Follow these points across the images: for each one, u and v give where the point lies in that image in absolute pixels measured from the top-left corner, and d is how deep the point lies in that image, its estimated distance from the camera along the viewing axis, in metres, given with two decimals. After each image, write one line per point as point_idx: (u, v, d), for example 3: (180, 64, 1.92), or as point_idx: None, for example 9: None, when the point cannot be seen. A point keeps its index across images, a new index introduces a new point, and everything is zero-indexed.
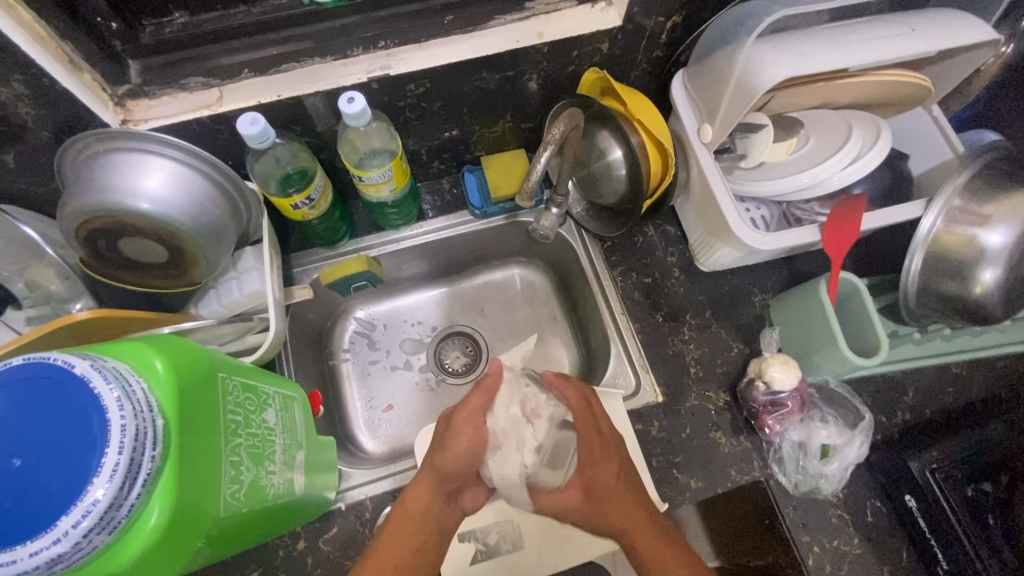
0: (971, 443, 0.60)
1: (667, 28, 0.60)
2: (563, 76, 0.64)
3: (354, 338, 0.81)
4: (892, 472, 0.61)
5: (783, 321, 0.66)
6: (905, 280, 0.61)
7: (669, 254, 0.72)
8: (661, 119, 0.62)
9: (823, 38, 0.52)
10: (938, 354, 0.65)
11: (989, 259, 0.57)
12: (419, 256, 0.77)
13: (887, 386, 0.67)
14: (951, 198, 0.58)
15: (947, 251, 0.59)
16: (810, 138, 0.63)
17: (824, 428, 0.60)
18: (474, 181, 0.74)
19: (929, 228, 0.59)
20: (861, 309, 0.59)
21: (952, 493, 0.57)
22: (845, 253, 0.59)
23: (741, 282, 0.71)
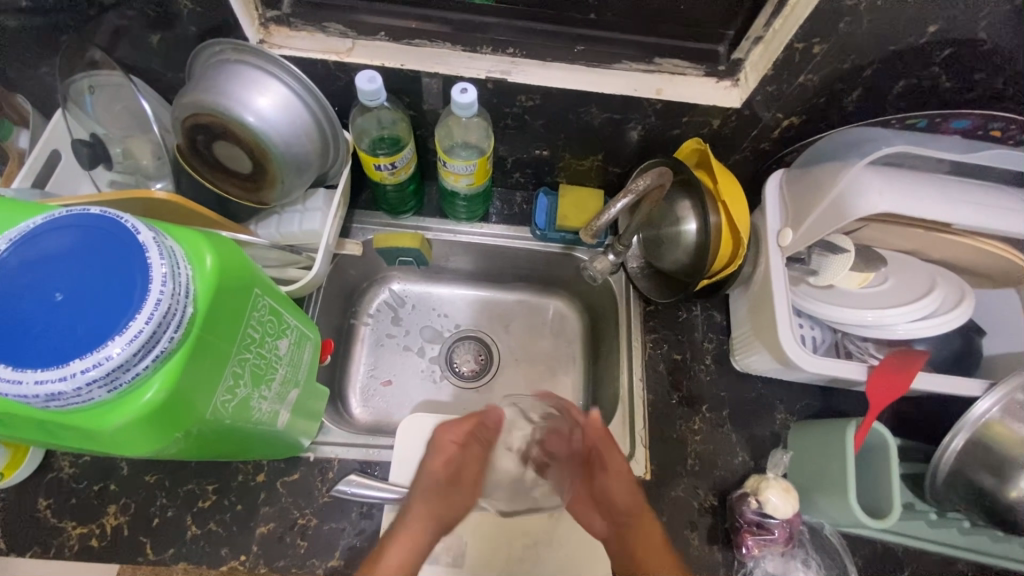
0: None
1: (782, 126, 0.61)
2: (665, 137, 0.64)
3: (380, 309, 0.82)
4: None
5: (798, 448, 0.63)
6: (941, 455, 0.57)
7: (707, 340, 0.71)
8: (746, 210, 0.62)
9: (934, 187, 0.51)
10: (946, 544, 0.61)
11: None
12: (470, 253, 0.79)
13: (883, 555, 0.62)
14: (1015, 390, 0.55)
15: (994, 442, 0.55)
16: (888, 279, 0.60)
17: (803, 572, 0.57)
18: (545, 204, 0.75)
19: (982, 412, 0.55)
20: (883, 466, 0.56)
21: None
22: (885, 404, 0.56)
23: (767, 393, 0.68)
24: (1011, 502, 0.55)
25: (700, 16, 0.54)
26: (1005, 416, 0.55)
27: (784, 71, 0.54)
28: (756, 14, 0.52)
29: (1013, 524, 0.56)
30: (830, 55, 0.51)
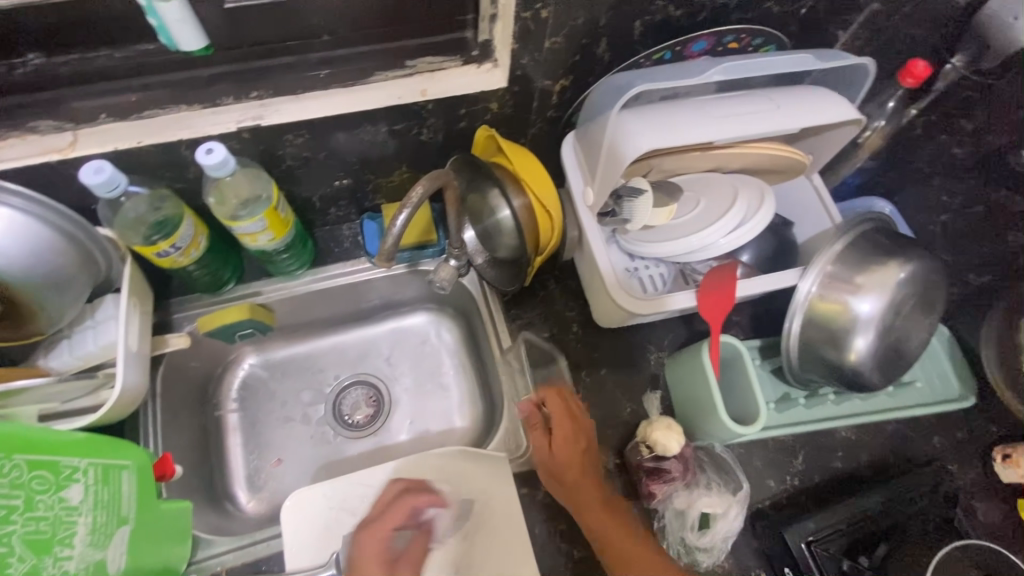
0: (849, 515, 0.61)
1: (556, 90, 0.61)
2: (455, 132, 0.64)
3: (245, 389, 0.76)
4: (774, 542, 0.62)
5: (675, 382, 0.66)
6: (786, 342, 0.61)
7: (569, 309, 0.72)
8: (551, 181, 0.63)
9: (692, 111, 0.53)
10: (826, 419, 0.65)
11: (861, 329, 0.59)
12: (316, 302, 0.75)
13: (777, 449, 0.67)
14: (825, 265, 0.59)
15: (825, 317, 0.59)
16: (698, 203, 0.63)
17: (706, 497, 0.59)
18: (374, 229, 0.71)
19: (804, 294, 0.60)
20: (743, 374, 0.60)
21: (827, 566, 0.58)
22: (723, 318, 0.60)
23: (636, 339, 0.70)
24: (854, 366, 0.60)
25: (433, 9, 0.53)
26: (825, 292, 0.59)
27: (529, 41, 0.54)
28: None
29: (863, 385, 0.61)
30: (560, 17, 0.52)
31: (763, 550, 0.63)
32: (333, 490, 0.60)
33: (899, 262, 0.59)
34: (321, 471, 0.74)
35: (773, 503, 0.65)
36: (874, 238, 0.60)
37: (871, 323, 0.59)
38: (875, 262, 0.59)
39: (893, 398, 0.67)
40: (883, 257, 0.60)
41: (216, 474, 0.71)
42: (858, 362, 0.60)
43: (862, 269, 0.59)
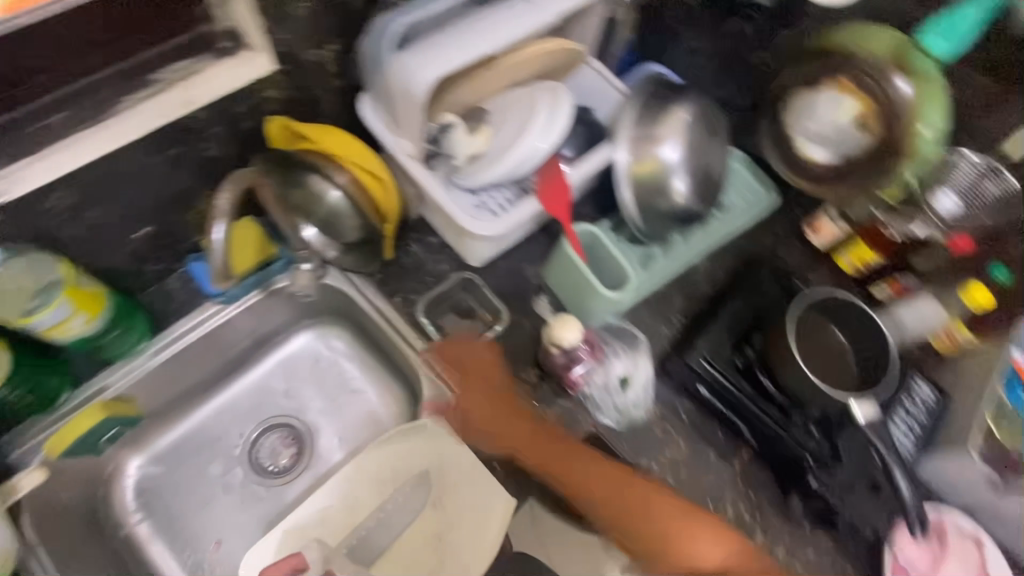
0: (733, 334, 0.88)
1: (329, 57, 0.76)
2: (241, 132, 0.77)
3: (145, 491, 0.90)
4: (683, 377, 0.90)
5: (568, 269, 0.87)
6: (626, 210, 0.88)
7: (439, 263, 0.92)
8: (348, 140, 0.79)
9: (451, 36, 0.70)
10: (683, 260, 0.96)
11: (675, 173, 0.86)
12: (188, 360, 0.89)
13: (640, 305, 0.97)
14: (620, 152, 0.88)
15: (654, 170, 0.84)
16: (515, 121, 0.81)
17: (620, 363, 0.85)
18: (200, 267, 0.85)
19: (619, 166, 0.87)
20: (608, 255, 0.90)
21: (734, 377, 0.86)
22: (569, 216, 0.86)
23: (512, 265, 0.95)
24: (680, 200, 0.86)
25: (172, 14, 0.66)
26: (640, 157, 0.87)
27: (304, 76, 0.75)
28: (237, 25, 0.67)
29: (691, 207, 0.89)
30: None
31: (678, 385, 0.91)
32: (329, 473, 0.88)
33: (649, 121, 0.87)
34: (253, 511, 0.93)
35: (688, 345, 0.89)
36: (653, 99, 0.88)
37: (682, 166, 0.88)
38: (659, 121, 0.86)
39: (724, 216, 0.98)
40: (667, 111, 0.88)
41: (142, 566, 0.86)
42: (685, 191, 0.86)
43: (657, 128, 0.86)
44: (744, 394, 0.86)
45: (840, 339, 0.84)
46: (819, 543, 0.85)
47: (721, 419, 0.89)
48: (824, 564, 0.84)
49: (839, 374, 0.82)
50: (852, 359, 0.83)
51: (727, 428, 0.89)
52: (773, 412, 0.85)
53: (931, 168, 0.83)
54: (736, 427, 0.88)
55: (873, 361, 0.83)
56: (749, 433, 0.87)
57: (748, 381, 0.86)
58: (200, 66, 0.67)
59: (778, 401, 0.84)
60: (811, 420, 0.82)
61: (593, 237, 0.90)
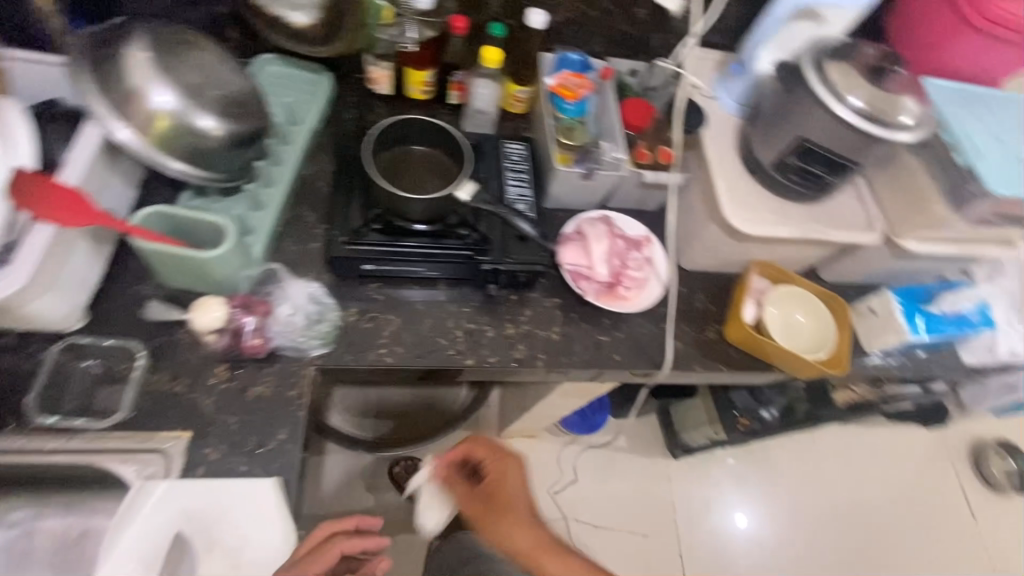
0: (347, 209, 0.94)
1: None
2: None
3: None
4: (346, 268, 0.93)
5: (168, 266, 0.82)
6: (179, 172, 0.85)
7: (38, 358, 0.81)
8: None
9: None
10: (285, 176, 1.00)
11: (188, 113, 0.83)
12: None
13: (281, 243, 0.97)
14: (122, 126, 0.79)
15: (161, 126, 0.81)
16: None
17: (282, 301, 0.87)
18: None
19: (131, 140, 0.80)
20: (190, 221, 0.83)
21: (374, 239, 0.92)
22: (110, 219, 0.75)
23: (121, 301, 0.86)
24: (214, 133, 0.85)
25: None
26: (147, 117, 0.80)
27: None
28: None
29: (232, 134, 0.87)
30: None
31: (351, 276, 0.94)
32: None
33: (113, 77, 0.79)
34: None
35: (328, 244, 0.91)
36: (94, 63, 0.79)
37: (184, 104, 0.82)
38: (126, 74, 0.79)
39: (296, 124, 1.06)
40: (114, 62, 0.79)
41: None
42: (209, 124, 0.84)
43: (125, 82, 0.79)
44: (394, 246, 0.93)
45: (423, 152, 0.97)
46: (531, 301, 1.01)
47: (400, 277, 0.96)
48: (544, 312, 1.01)
49: (438, 176, 0.95)
50: (445, 159, 0.97)
51: (408, 278, 0.97)
52: (422, 241, 0.94)
53: None
54: (410, 274, 0.96)
55: (453, 151, 0.96)
56: (421, 269, 0.95)
57: (386, 234, 0.93)
58: None
59: (421, 231, 0.94)
60: (454, 225, 0.95)
61: (171, 218, 0.83)
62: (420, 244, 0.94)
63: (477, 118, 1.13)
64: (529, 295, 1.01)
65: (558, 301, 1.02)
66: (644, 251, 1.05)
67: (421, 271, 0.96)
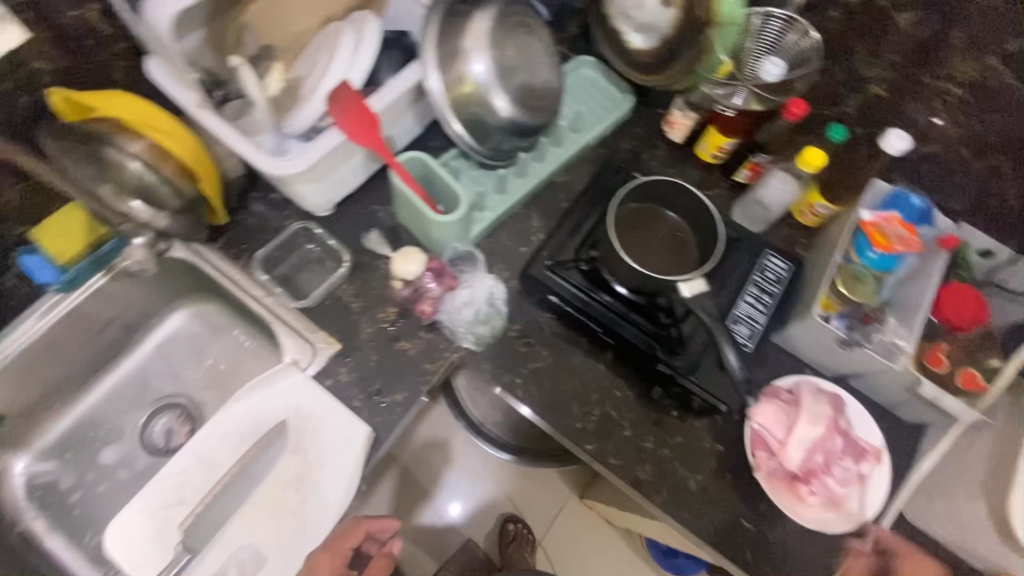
0: (569, 232, 0.87)
1: (92, 18, 0.74)
2: (20, 113, 0.74)
3: (32, 489, 0.92)
4: (533, 286, 0.88)
5: (404, 207, 0.90)
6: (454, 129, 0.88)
7: (284, 219, 0.93)
8: (133, 100, 0.77)
9: None
10: (537, 175, 0.99)
11: (490, 90, 0.86)
12: (37, 360, 0.88)
13: (500, 229, 0.98)
14: (434, 75, 0.84)
15: (463, 92, 0.85)
16: (319, 59, 0.85)
17: (465, 287, 0.86)
18: (36, 260, 0.83)
19: (436, 88, 0.85)
20: (438, 179, 0.88)
21: (572, 275, 0.86)
22: (380, 138, 0.80)
23: (362, 207, 0.96)
24: (502, 115, 0.87)
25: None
26: (457, 78, 0.85)
27: (64, 40, 0.73)
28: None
29: (519, 122, 0.89)
30: None
31: (535, 295, 0.90)
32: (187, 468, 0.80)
33: (458, 30, 0.84)
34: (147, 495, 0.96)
35: (532, 258, 0.87)
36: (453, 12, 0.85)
37: (493, 81, 0.86)
38: (464, 32, 0.84)
39: (576, 131, 1.04)
40: (463, 17, 0.84)
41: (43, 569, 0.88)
42: (505, 107, 0.87)
43: (461, 38, 0.84)
44: (586, 293, 0.85)
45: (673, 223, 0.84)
46: (694, 430, 0.86)
47: (575, 324, 0.89)
48: (701, 451, 0.85)
49: (674, 258, 0.82)
50: (691, 239, 0.84)
51: (584, 330, 0.89)
52: (616, 306, 0.84)
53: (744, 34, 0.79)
54: (591, 329, 0.88)
55: (703, 239, 0.83)
56: (601, 330, 0.86)
57: (591, 280, 0.86)
58: None
59: (621, 296, 0.84)
60: (660, 310, 0.83)
61: (427, 168, 0.89)
62: (617, 308, 0.84)
63: (756, 210, 0.99)
64: (693, 423, 0.86)
65: (721, 447, 0.85)
66: (861, 465, 0.80)
67: (600, 333, 0.87)
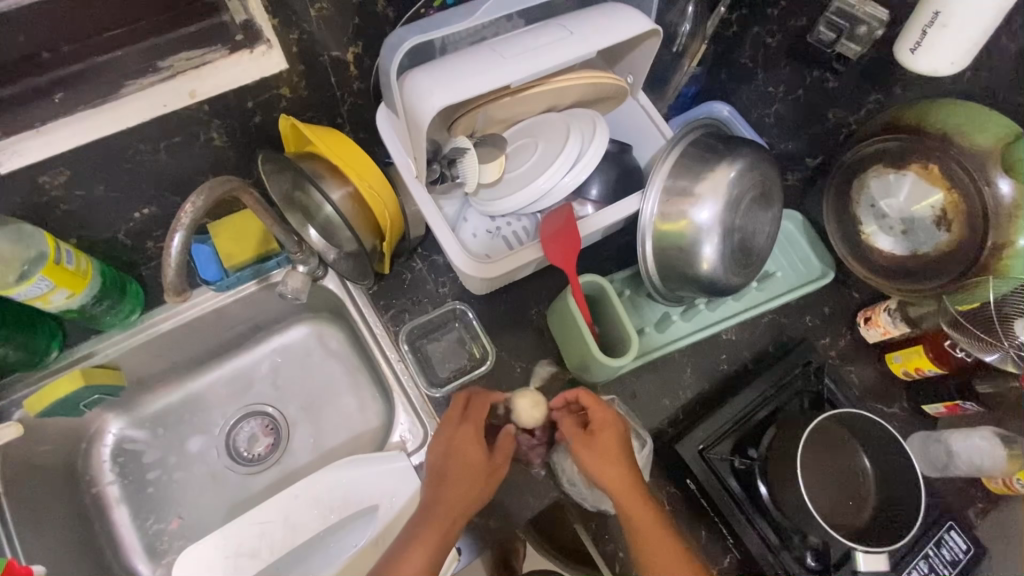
0: (732, 419, 0.79)
1: (350, 59, 0.72)
2: (252, 127, 0.74)
3: (119, 452, 0.93)
4: (672, 460, 0.80)
5: (561, 326, 0.83)
6: (645, 262, 0.80)
7: (439, 284, 0.89)
8: (356, 147, 0.76)
9: (481, 61, 0.64)
10: (703, 328, 0.88)
11: (701, 242, 0.78)
12: (171, 341, 0.88)
13: (649, 371, 0.89)
14: (652, 209, 0.78)
15: (673, 234, 0.78)
16: (538, 152, 0.81)
17: None
18: (207, 252, 0.84)
19: (648, 217, 0.78)
20: (613, 312, 0.81)
21: (721, 467, 0.77)
22: (573, 252, 0.78)
23: (519, 299, 0.89)
24: (705, 272, 0.80)
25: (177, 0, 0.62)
26: (674, 218, 0.78)
27: (317, 73, 0.72)
28: (252, 17, 0.64)
29: (717, 281, 0.81)
30: (339, 21, 0.66)
31: (667, 465, 0.81)
32: (269, 515, 0.75)
33: (694, 172, 0.78)
34: (210, 498, 0.93)
35: (683, 433, 0.79)
36: (692, 150, 0.78)
37: (712, 234, 0.78)
38: (702, 175, 0.77)
39: (762, 293, 0.90)
40: (701, 162, 0.78)
41: (101, 539, 0.88)
42: (710, 263, 0.79)
43: (693, 181, 0.77)
44: (728, 495, 0.75)
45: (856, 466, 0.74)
46: None
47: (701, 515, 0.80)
48: None
49: (844, 504, 0.72)
50: (872, 488, 0.73)
51: (711, 527, 0.79)
52: (761, 526, 0.74)
53: (1021, 293, 0.69)
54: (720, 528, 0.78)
55: (889, 506, 0.71)
56: (731, 540, 0.76)
57: (741, 484, 0.76)
58: (211, 57, 0.65)
59: (772, 519, 0.74)
60: (810, 550, 0.72)
61: (604, 296, 0.82)
62: (760, 527, 0.74)
63: (934, 450, 0.83)
64: None
65: None
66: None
67: (729, 540, 0.77)
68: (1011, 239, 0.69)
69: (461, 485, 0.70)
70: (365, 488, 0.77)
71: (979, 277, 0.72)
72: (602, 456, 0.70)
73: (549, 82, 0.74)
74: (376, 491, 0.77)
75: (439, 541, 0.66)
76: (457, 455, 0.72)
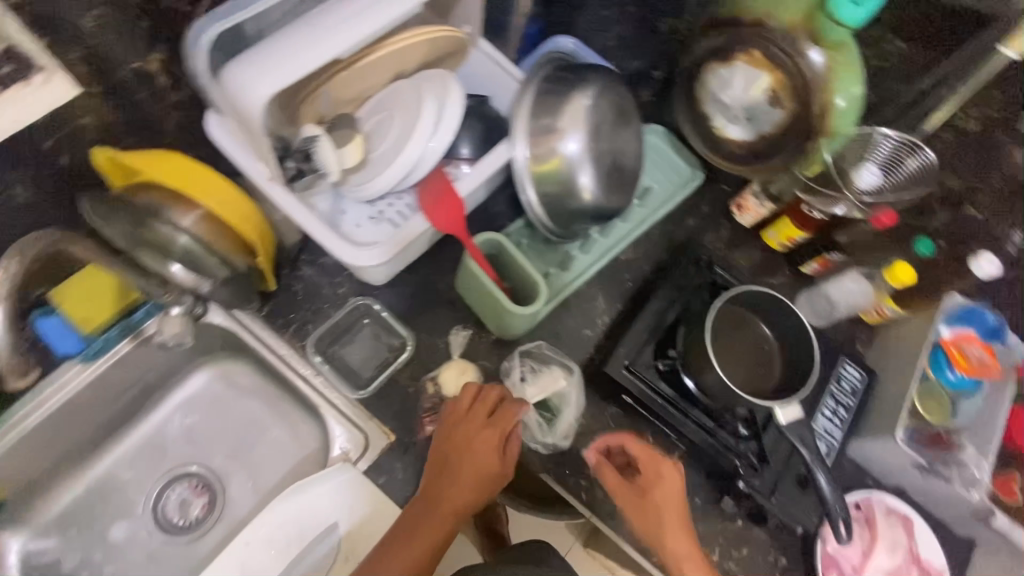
0: (649, 330, 0.83)
1: (155, 68, 0.64)
2: (59, 169, 0.65)
3: (27, 571, 0.81)
4: (606, 383, 0.84)
5: (468, 290, 0.83)
6: (532, 207, 0.81)
7: (336, 286, 0.85)
8: (188, 160, 0.68)
9: (297, 36, 0.59)
10: (601, 255, 0.91)
11: (577, 173, 0.80)
12: (48, 432, 0.78)
13: (565, 308, 0.91)
14: (521, 154, 0.78)
15: (550, 172, 0.79)
16: (395, 124, 0.77)
17: (533, 388, 0.82)
18: (54, 324, 0.73)
19: (521, 162, 0.79)
20: (513, 261, 0.82)
21: (649, 374, 0.81)
22: (461, 218, 0.77)
23: (421, 277, 0.87)
24: (588, 201, 0.82)
25: None
26: (546, 155, 0.79)
27: (119, 89, 0.63)
28: (13, 41, 0.55)
29: (603, 206, 0.83)
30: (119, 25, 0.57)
31: (605, 390, 0.85)
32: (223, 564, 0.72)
33: (551, 108, 0.79)
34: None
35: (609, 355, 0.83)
36: (544, 88, 0.79)
37: (582, 163, 0.80)
38: (560, 109, 0.79)
39: (644, 208, 0.94)
40: (554, 96, 0.79)
41: None
42: (590, 191, 0.81)
43: (551, 116, 0.78)
44: (661, 398, 0.80)
45: (758, 335, 0.82)
46: (756, 541, 0.82)
47: (647, 426, 0.84)
48: (761, 561, 0.82)
49: (755, 373, 0.80)
50: (776, 352, 0.81)
51: (657, 432, 0.84)
52: (695, 416, 0.80)
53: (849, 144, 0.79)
54: (664, 429, 0.83)
55: (795, 363, 0.79)
56: (677, 437, 0.82)
57: (669, 385, 0.81)
58: None
59: (702, 407, 0.80)
60: (740, 421, 0.79)
61: (502, 250, 0.83)
62: (695, 416, 0.80)
63: (820, 303, 0.93)
64: (756, 531, 0.82)
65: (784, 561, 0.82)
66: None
67: (676, 438, 0.82)
68: (832, 100, 0.77)
69: (467, 484, 0.71)
70: (315, 505, 0.75)
71: (817, 141, 0.80)
72: (650, 515, 0.73)
73: (381, 47, 0.70)
74: (326, 505, 0.75)
75: (438, 542, 0.69)
76: (473, 460, 0.72)
